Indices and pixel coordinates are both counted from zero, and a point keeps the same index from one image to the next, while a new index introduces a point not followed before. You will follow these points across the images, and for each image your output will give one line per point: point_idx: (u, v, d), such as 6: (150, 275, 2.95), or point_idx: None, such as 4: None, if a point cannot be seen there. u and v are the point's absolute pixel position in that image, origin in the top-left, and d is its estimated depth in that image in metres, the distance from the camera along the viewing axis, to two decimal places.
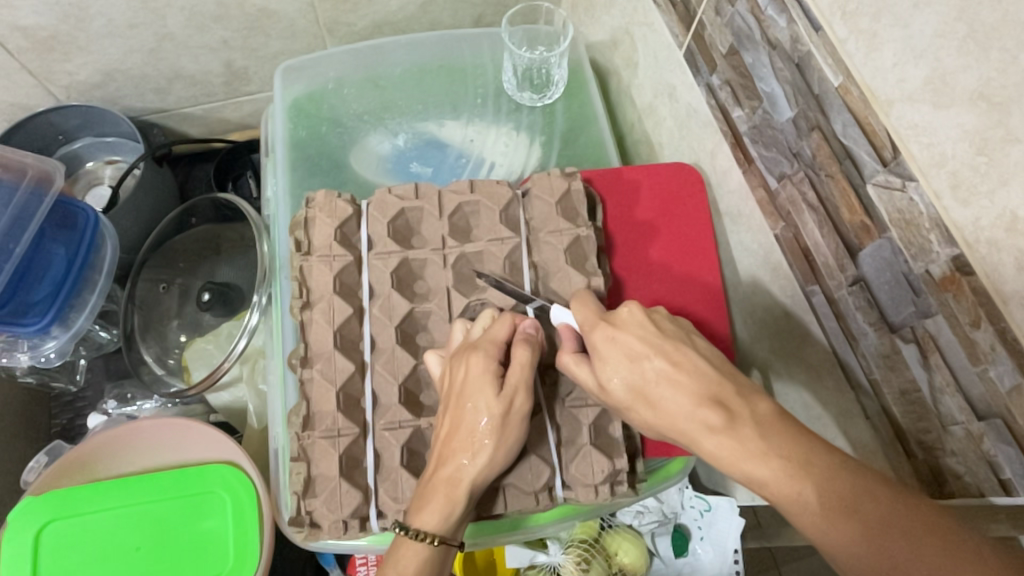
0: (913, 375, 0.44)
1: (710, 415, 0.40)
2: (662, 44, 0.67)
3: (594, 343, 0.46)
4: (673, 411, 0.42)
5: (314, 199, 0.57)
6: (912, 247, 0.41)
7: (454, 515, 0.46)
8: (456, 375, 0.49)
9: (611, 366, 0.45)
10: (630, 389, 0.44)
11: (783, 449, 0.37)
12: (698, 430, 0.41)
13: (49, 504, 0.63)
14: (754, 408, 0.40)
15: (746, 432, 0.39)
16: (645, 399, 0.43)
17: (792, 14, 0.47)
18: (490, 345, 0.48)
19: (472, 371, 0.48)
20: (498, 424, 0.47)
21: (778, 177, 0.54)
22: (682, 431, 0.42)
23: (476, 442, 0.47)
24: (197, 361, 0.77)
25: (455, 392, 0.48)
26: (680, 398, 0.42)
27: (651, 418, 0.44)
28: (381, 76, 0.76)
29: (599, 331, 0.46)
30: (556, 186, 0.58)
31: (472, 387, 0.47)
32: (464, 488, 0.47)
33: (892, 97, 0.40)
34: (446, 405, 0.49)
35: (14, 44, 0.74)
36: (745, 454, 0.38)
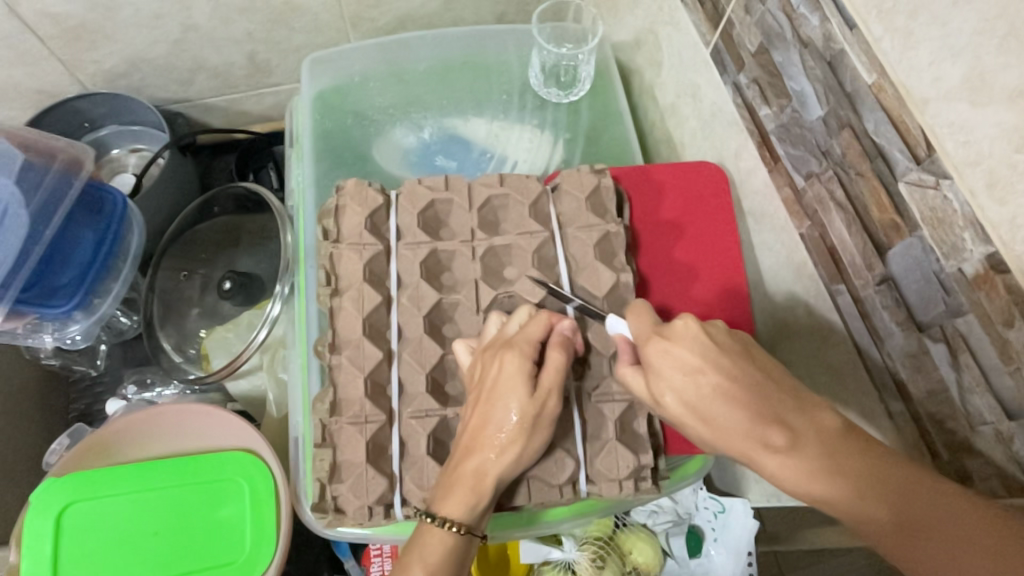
0: (942, 375, 0.44)
1: (774, 435, 0.40)
2: (688, 43, 0.68)
3: (647, 354, 0.45)
4: (729, 425, 0.41)
5: (343, 188, 0.57)
6: (944, 245, 0.41)
7: (479, 506, 0.47)
8: (492, 373, 0.48)
9: (667, 379, 0.43)
10: (687, 403, 0.43)
11: (850, 467, 0.38)
12: (757, 448, 0.40)
13: (71, 486, 0.63)
14: (814, 422, 0.40)
15: (811, 451, 0.39)
16: (697, 413, 0.42)
17: (824, 12, 0.47)
18: (524, 343, 0.49)
19: (506, 369, 0.48)
20: (529, 422, 0.47)
21: (805, 175, 0.54)
22: (736, 446, 0.41)
23: (501, 433, 0.47)
24: (217, 349, 0.78)
25: (488, 388, 0.48)
26: (738, 415, 0.41)
27: (705, 433, 0.43)
28: (407, 70, 0.76)
29: (652, 343, 0.44)
30: (584, 182, 0.58)
31: (505, 385, 0.47)
32: (490, 482, 0.47)
33: (927, 95, 0.40)
34: (478, 402, 0.49)
35: (44, 31, 0.75)
36: (812, 473, 0.39)
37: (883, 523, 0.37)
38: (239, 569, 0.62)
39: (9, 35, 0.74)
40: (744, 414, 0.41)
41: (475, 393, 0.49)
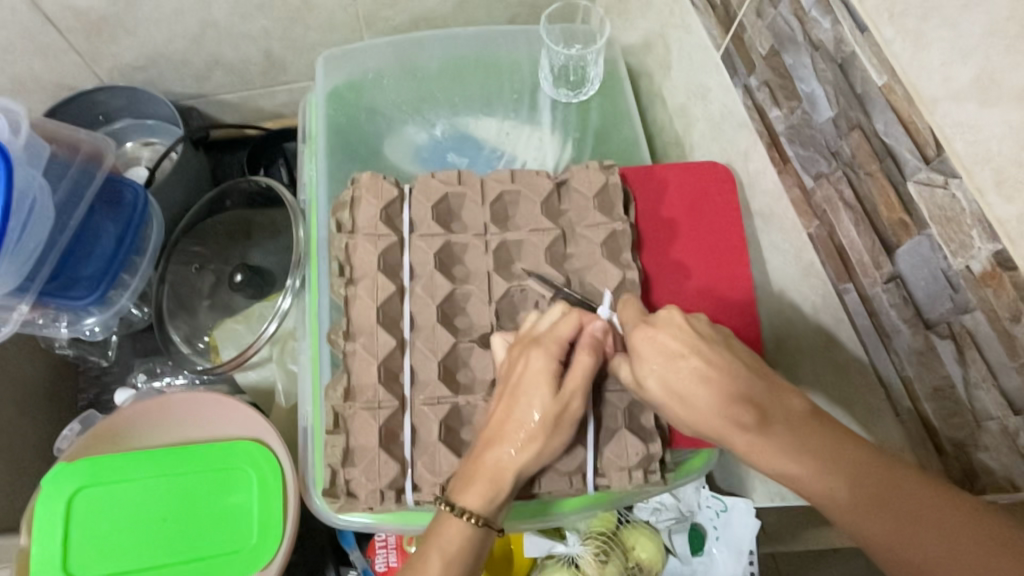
0: (948, 370, 0.45)
1: (742, 414, 0.41)
2: (699, 47, 0.69)
3: (632, 339, 0.46)
4: (701, 405, 0.43)
5: (360, 180, 0.58)
6: (952, 243, 0.42)
7: (497, 498, 0.47)
8: (518, 370, 0.49)
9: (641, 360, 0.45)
10: (662, 385, 0.44)
11: (817, 446, 0.39)
12: (727, 427, 0.41)
13: (83, 471, 0.63)
14: (786, 406, 0.41)
15: (778, 429, 0.40)
16: (677, 396, 0.43)
17: (836, 16, 0.48)
18: (553, 343, 0.49)
19: (530, 367, 0.48)
20: (550, 421, 0.48)
21: (814, 175, 0.55)
22: (711, 428, 0.42)
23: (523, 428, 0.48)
24: (227, 341, 0.79)
25: (512, 384, 0.49)
26: (708, 395, 0.42)
27: (684, 415, 0.44)
28: (420, 68, 0.77)
29: (638, 329, 0.46)
30: (594, 180, 0.59)
31: (529, 382, 0.48)
32: (508, 477, 0.48)
33: (938, 96, 0.41)
34: (500, 396, 0.49)
35: (63, 24, 0.76)
36: (778, 450, 0.39)
37: (842, 500, 0.37)
38: (245, 559, 0.63)
39: (29, 27, 0.75)
40: (711, 393, 0.42)
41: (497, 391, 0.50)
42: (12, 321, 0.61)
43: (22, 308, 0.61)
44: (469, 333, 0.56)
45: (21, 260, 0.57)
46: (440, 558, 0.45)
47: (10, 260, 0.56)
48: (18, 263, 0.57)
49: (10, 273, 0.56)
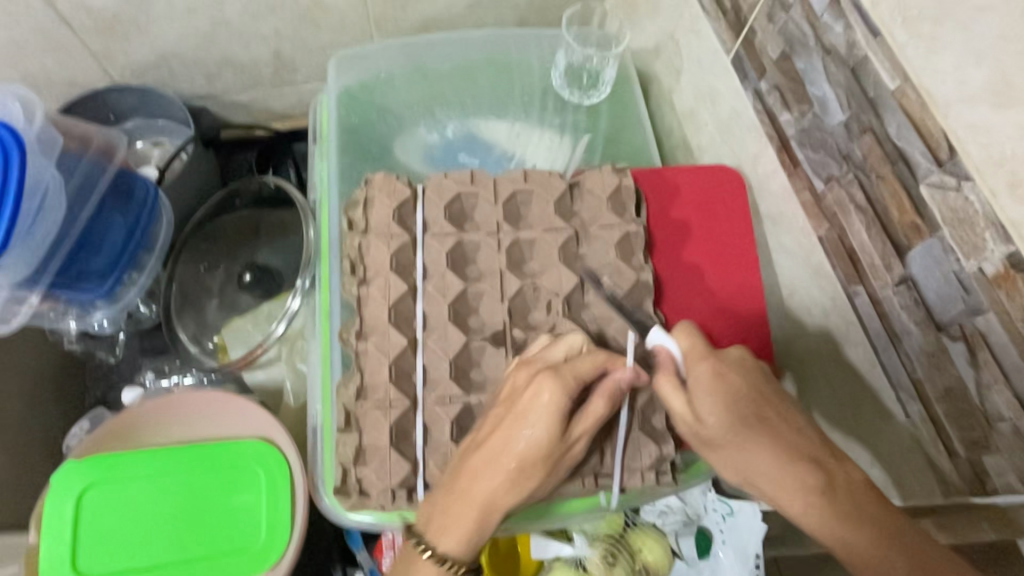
0: (960, 372, 0.46)
1: (810, 478, 0.43)
2: (709, 50, 0.69)
3: (699, 377, 0.47)
4: (765, 460, 0.45)
5: (373, 180, 0.59)
6: (964, 245, 0.43)
7: (477, 541, 0.46)
8: (523, 406, 0.47)
9: (707, 402, 0.46)
10: (727, 433, 0.46)
11: (874, 517, 0.42)
12: (792, 484, 0.44)
13: (93, 469, 0.63)
14: (846, 471, 0.44)
15: (842, 499, 0.43)
16: (740, 444, 0.45)
17: (849, 19, 0.48)
18: (570, 379, 0.47)
19: (539, 405, 0.46)
20: (547, 463, 0.47)
21: (825, 179, 0.55)
22: (772, 482, 0.45)
23: (515, 466, 0.46)
24: (235, 339, 0.79)
25: (516, 416, 0.47)
26: (773, 450, 0.45)
27: (739, 464, 0.46)
28: (431, 69, 0.78)
29: (708, 365, 0.48)
30: (607, 182, 0.60)
31: (538, 416, 0.46)
32: (493, 517, 0.46)
33: (951, 98, 0.41)
34: (499, 429, 0.47)
35: (77, 23, 0.77)
36: (836, 518, 0.42)
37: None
38: (253, 558, 0.62)
39: (43, 26, 0.76)
40: (777, 450, 0.45)
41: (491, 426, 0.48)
42: (23, 312, 0.61)
43: (32, 300, 0.61)
44: (481, 332, 0.56)
45: (31, 250, 0.57)
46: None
47: (20, 249, 0.56)
48: (28, 253, 0.57)
49: (20, 262, 0.56)
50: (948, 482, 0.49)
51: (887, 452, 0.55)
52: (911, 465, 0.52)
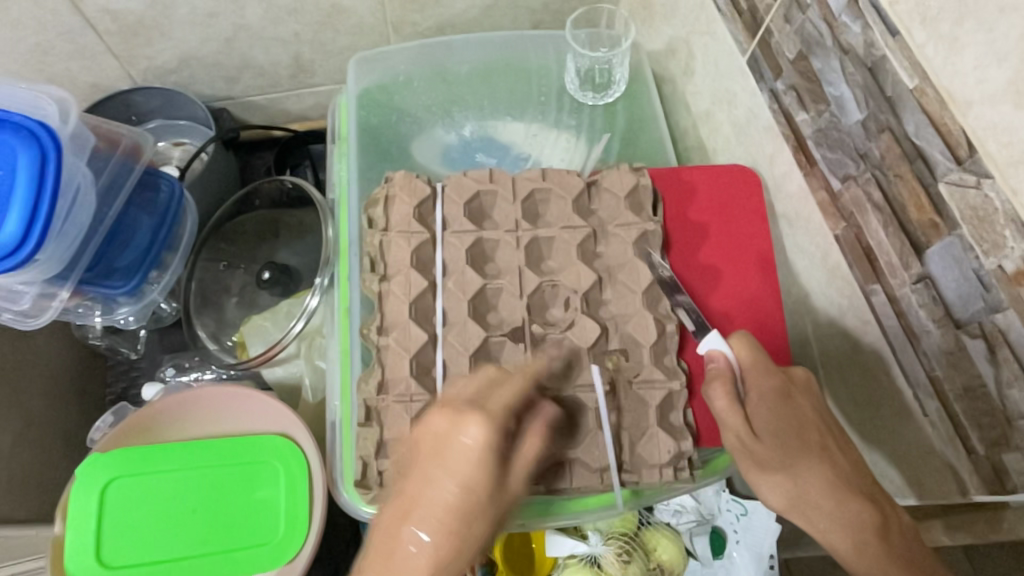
0: (979, 370, 0.46)
1: (861, 514, 0.46)
2: (724, 52, 0.70)
3: (762, 394, 0.50)
4: (818, 491, 0.47)
5: (393, 179, 0.60)
6: (984, 243, 0.43)
7: None
8: (445, 464, 0.41)
9: (766, 423, 0.49)
10: (783, 455, 0.48)
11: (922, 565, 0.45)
12: (841, 513, 0.46)
13: (116, 462, 0.64)
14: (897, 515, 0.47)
15: (896, 541, 0.45)
16: (793, 466, 0.48)
17: (867, 20, 0.49)
18: (496, 410, 0.44)
19: (467, 459, 0.41)
20: (480, 513, 0.41)
21: (842, 178, 0.56)
22: (821, 507, 0.47)
23: (443, 541, 0.40)
24: (254, 336, 0.79)
25: (440, 465, 0.41)
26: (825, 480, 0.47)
27: (786, 488, 0.48)
28: (450, 71, 0.79)
29: (775, 383, 0.51)
30: (625, 181, 0.60)
31: (467, 459, 0.41)
32: None
33: (971, 98, 0.42)
34: (417, 488, 0.41)
35: (103, 27, 0.78)
36: (884, 560, 0.45)
37: None
38: (272, 551, 0.63)
39: (70, 29, 0.78)
40: (832, 480, 0.47)
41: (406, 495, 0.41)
42: (53, 308, 0.62)
43: (63, 296, 0.62)
44: (499, 328, 0.56)
45: (64, 247, 0.58)
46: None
47: (55, 244, 0.57)
48: (62, 249, 0.58)
49: (54, 258, 0.57)
50: (967, 480, 0.49)
51: (904, 450, 0.55)
52: (928, 463, 0.52)
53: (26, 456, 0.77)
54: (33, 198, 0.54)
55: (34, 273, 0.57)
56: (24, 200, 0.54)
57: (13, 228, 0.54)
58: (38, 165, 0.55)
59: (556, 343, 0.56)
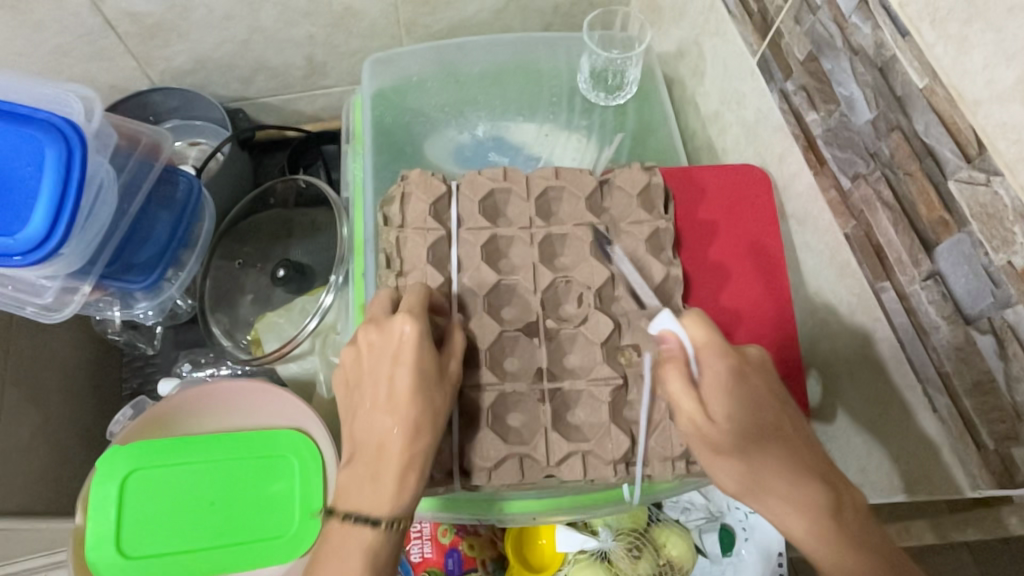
0: (989, 365, 0.46)
1: (815, 498, 0.47)
2: (734, 53, 0.71)
3: (717, 377, 0.48)
4: (774, 474, 0.48)
5: (409, 177, 0.61)
6: (994, 239, 0.44)
7: (408, 487, 0.50)
8: (384, 360, 0.52)
9: (722, 406, 0.48)
10: (736, 440, 0.48)
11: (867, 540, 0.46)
12: (787, 493, 0.47)
13: (135, 455, 0.66)
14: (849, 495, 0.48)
15: (847, 522, 0.46)
16: (745, 449, 0.48)
17: (877, 21, 0.49)
18: (416, 309, 0.52)
19: (399, 355, 0.51)
20: (431, 386, 0.51)
21: (851, 177, 0.56)
22: (773, 491, 0.48)
23: (404, 416, 0.50)
24: (269, 333, 0.81)
25: (385, 359, 0.52)
26: (775, 459, 0.48)
27: (739, 470, 0.48)
28: (462, 72, 0.80)
29: (728, 365, 0.48)
30: (637, 179, 0.61)
31: (405, 350, 0.51)
32: (400, 449, 0.50)
33: (980, 97, 0.42)
34: (376, 376, 0.52)
35: (123, 29, 0.80)
36: (831, 537, 0.46)
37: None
38: (287, 543, 0.65)
39: (91, 31, 0.79)
40: (784, 464, 0.48)
41: (370, 390, 0.52)
42: (75, 302, 0.64)
43: (85, 290, 0.64)
44: (514, 322, 0.57)
45: (88, 241, 0.59)
46: (359, 548, 0.50)
47: (80, 239, 0.58)
48: (86, 243, 0.59)
49: (79, 252, 0.59)
50: (976, 474, 0.49)
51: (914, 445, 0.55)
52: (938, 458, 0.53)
53: (46, 450, 0.79)
54: (60, 193, 0.56)
55: (59, 267, 0.58)
56: (51, 195, 0.55)
57: (40, 223, 0.55)
58: (65, 162, 0.56)
59: (570, 338, 0.57)
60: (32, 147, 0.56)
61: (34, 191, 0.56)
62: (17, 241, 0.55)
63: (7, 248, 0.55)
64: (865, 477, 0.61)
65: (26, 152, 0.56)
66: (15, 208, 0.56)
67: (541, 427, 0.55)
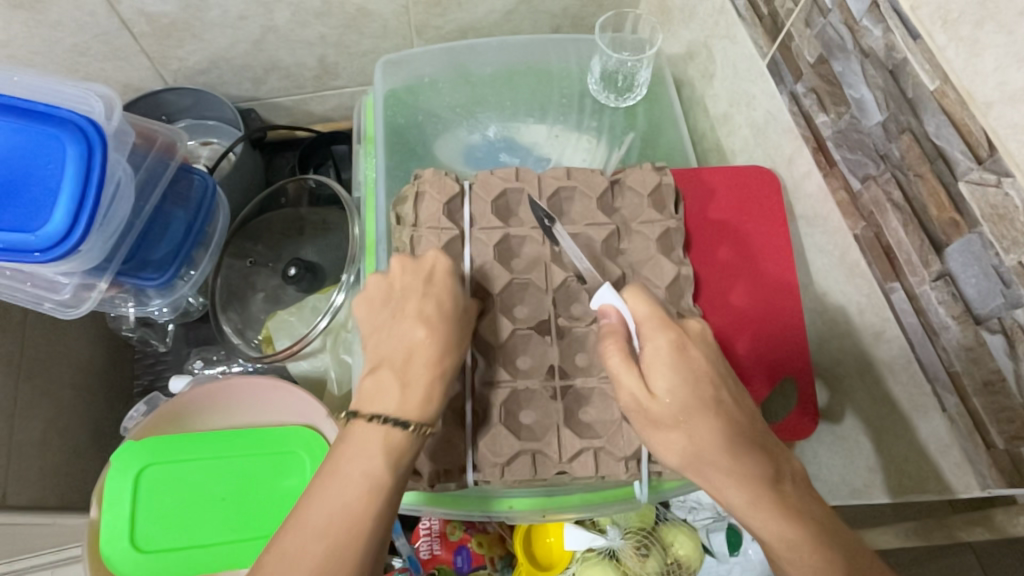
0: (999, 365, 0.47)
1: (755, 470, 0.45)
2: (744, 55, 0.71)
3: (659, 347, 0.48)
4: (712, 445, 0.46)
5: (423, 176, 0.61)
6: (1005, 239, 0.44)
7: (435, 397, 0.49)
8: (417, 279, 0.53)
9: (663, 379, 0.47)
10: (678, 410, 0.47)
11: (814, 514, 0.44)
12: (725, 463, 0.45)
13: (149, 449, 0.66)
14: (792, 468, 0.46)
15: (788, 494, 0.44)
16: (681, 418, 0.47)
17: (888, 24, 0.50)
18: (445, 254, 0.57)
19: (432, 275, 0.54)
20: (459, 314, 0.53)
21: (861, 178, 0.57)
22: (712, 463, 0.46)
23: (435, 330, 0.51)
24: (280, 331, 0.81)
25: (421, 280, 0.53)
26: (715, 429, 0.46)
27: (680, 442, 0.47)
28: (474, 73, 0.81)
29: (669, 336, 0.48)
30: (648, 179, 0.62)
31: (443, 273, 0.54)
32: (432, 356, 0.50)
33: (992, 98, 0.43)
34: (409, 295, 0.53)
35: (138, 29, 0.81)
36: (773, 508, 0.43)
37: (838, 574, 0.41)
38: None
39: (107, 31, 0.80)
40: (723, 436, 0.46)
41: (398, 305, 0.53)
42: (91, 299, 0.65)
43: (101, 287, 0.64)
44: (527, 320, 0.58)
45: (106, 238, 0.60)
46: (381, 449, 0.46)
47: (98, 236, 0.59)
48: (104, 240, 0.60)
49: (97, 249, 0.60)
50: (986, 474, 0.50)
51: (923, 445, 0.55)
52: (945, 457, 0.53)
53: (58, 445, 0.80)
54: (80, 190, 0.56)
55: (77, 263, 0.59)
56: (71, 192, 0.56)
57: (60, 219, 0.56)
58: (85, 159, 0.57)
59: (581, 336, 0.58)
60: (53, 145, 0.57)
61: (54, 188, 0.57)
62: (37, 237, 0.56)
63: (28, 244, 0.55)
64: (873, 477, 0.62)
65: (47, 149, 0.57)
66: (36, 205, 0.56)
67: (553, 424, 0.55)
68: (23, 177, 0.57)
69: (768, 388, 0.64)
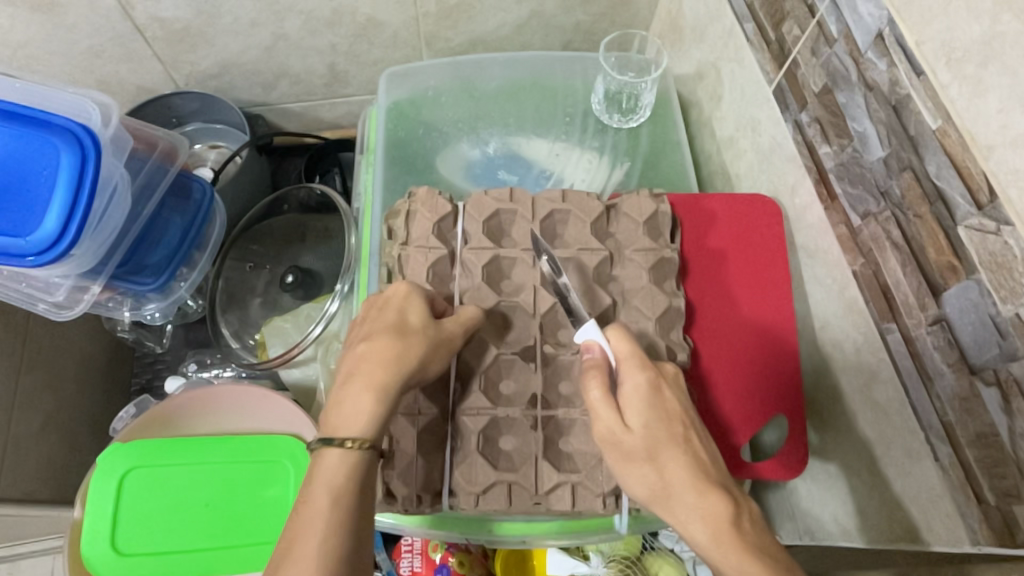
0: (993, 419, 0.45)
1: (717, 505, 0.43)
2: (750, 80, 0.70)
3: (637, 385, 0.48)
4: (680, 480, 0.45)
5: (416, 194, 0.61)
6: (1003, 289, 0.42)
7: (368, 408, 0.47)
8: (374, 303, 0.54)
9: (638, 415, 0.47)
10: (649, 443, 0.46)
11: (778, 556, 0.41)
12: (691, 499, 0.44)
13: (137, 451, 0.67)
14: (752, 511, 0.43)
15: (749, 532, 0.42)
16: (651, 452, 0.46)
17: (893, 58, 0.48)
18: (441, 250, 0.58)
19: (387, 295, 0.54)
20: (405, 326, 0.51)
21: (861, 215, 0.55)
22: (681, 500, 0.44)
23: (369, 345, 0.50)
24: (274, 338, 0.82)
25: (374, 304, 0.54)
26: (684, 466, 0.45)
27: (648, 476, 0.46)
28: (478, 88, 0.80)
29: (646, 375, 0.48)
30: (644, 206, 0.62)
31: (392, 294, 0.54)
32: (363, 370, 0.48)
33: (993, 142, 0.41)
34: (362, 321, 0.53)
35: (152, 33, 0.82)
36: (735, 547, 0.41)
37: None
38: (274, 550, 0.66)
39: (121, 34, 0.81)
40: (690, 471, 0.45)
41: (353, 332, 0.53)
42: (85, 301, 0.66)
43: (95, 290, 0.65)
44: (512, 345, 0.57)
45: (99, 244, 0.61)
46: (320, 473, 0.46)
47: (91, 242, 0.60)
48: (97, 246, 0.61)
49: (90, 254, 0.61)
50: (977, 530, 0.47)
51: (914, 494, 0.53)
52: (937, 508, 0.51)
53: (56, 438, 0.81)
54: (73, 197, 0.57)
55: (70, 267, 0.60)
56: (63, 199, 0.57)
57: (52, 225, 0.57)
58: (78, 167, 0.57)
59: (567, 364, 0.57)
60: (48, 152, 0.58)
61: (47, 196, 0.58)
62: (29, 242, 0.57)
63: (20, 248, 0.57)
64: (865, 519, 0.59)
65: (42, 156, 0.58)
66: (30, 210, 0.57)
67: (531, 453, 0.55)
68: (17, 182, 0.58)
69: (758, 424, 0.62)
